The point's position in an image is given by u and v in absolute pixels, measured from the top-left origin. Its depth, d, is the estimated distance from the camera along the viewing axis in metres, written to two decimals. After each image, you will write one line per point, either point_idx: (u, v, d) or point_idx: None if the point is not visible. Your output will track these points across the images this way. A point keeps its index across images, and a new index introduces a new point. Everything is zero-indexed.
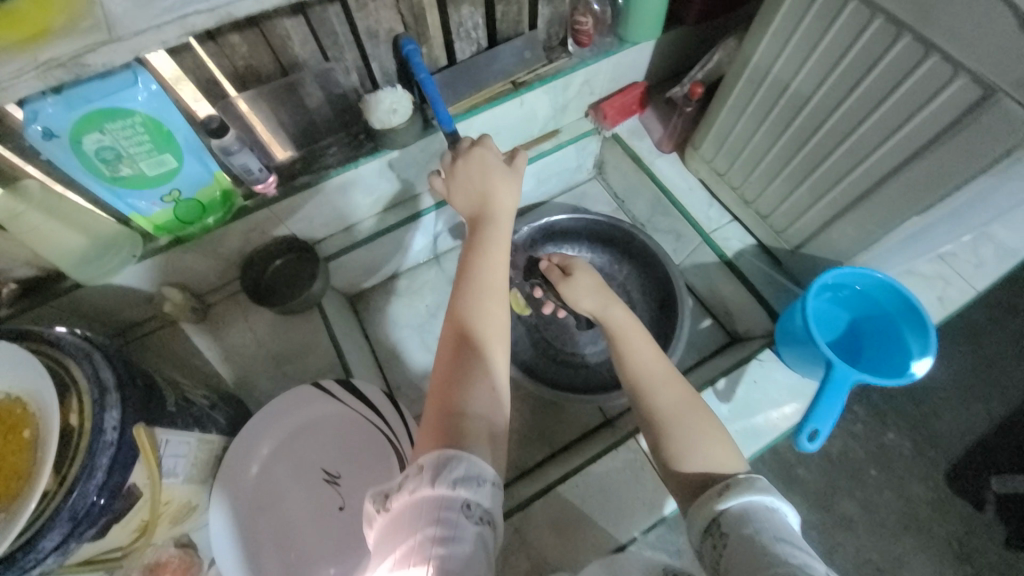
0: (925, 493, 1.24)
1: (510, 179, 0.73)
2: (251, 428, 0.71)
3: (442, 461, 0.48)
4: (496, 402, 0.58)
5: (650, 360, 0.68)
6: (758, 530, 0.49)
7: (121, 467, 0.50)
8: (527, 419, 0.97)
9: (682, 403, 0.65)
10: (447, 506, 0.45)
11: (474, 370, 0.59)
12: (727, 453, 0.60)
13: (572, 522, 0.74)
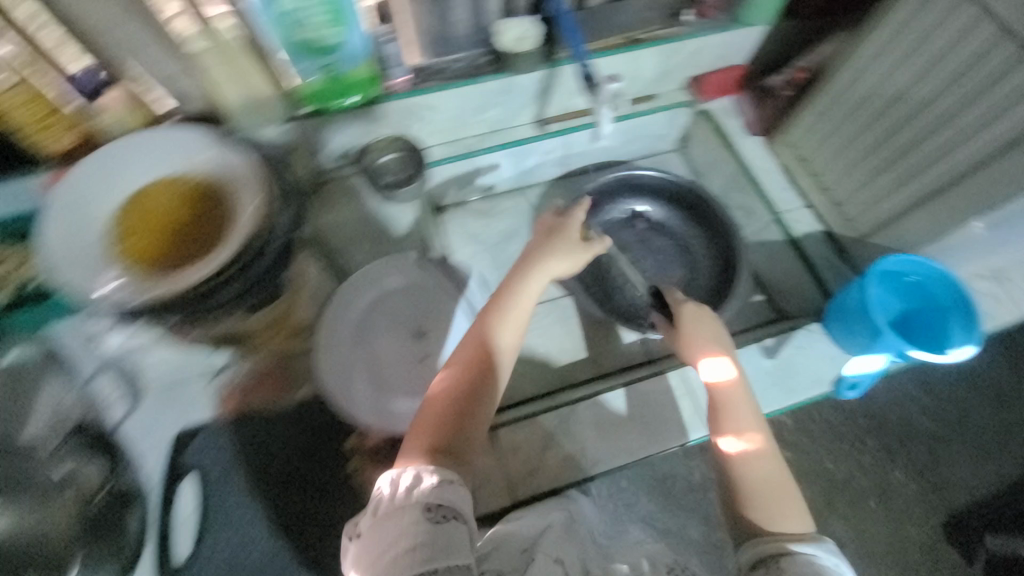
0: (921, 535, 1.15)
1: (560, 263, 0.73)
2: (361, 276, 0.87)
3: (407, 475, 0.52)
4: (476, 442, 0.61)
5: (748, 419, 0.70)
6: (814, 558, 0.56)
7: (276, 257, 0.73)
8: (574, 344, 1.01)
9: (769, 477, 0.65)
10: (412, 507, 0.49)
11: (473, 397, 0.61)
12: (798, 522, 0.61)
13: (612, 424, 0.83)
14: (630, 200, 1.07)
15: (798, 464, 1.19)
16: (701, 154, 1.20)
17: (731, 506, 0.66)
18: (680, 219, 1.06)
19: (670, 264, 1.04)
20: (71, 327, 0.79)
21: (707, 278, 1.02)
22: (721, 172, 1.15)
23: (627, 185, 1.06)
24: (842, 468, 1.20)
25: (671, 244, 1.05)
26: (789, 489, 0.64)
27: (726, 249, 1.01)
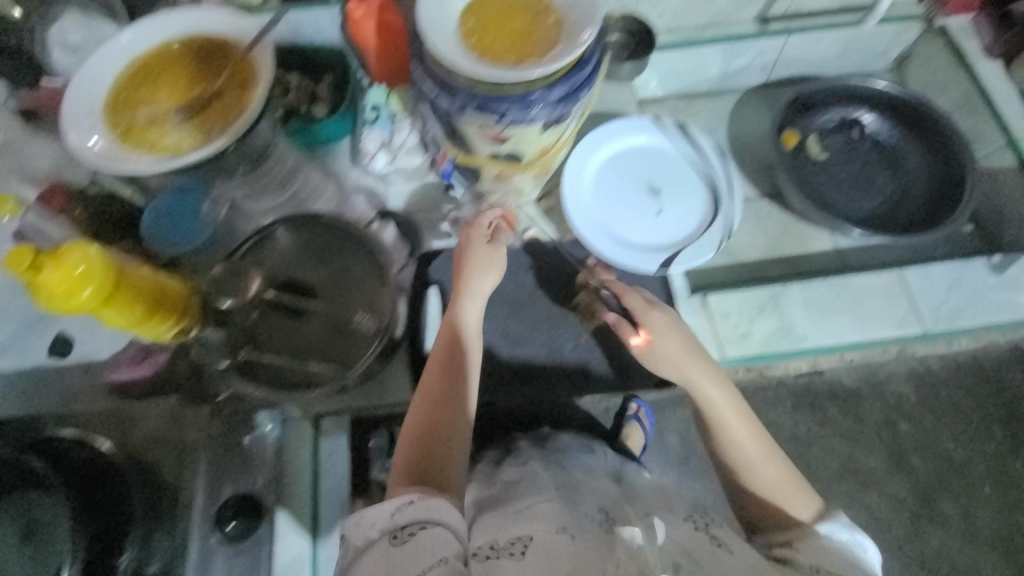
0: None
1: (487, 249, 0.78)
2: (598, 130, 0.85)
3: (374, 514, 0.57)
4: (464, 389, 0.69)
5: (668, 357, 0.72)
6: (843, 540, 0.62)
7: (576, 96, 0.64)
8: (772, 244, 1.00)
9: (783, 477, 0.69)
10: (377, 540, 0.55)
11: (450, 359, 0.71)
12: (809, 505, 0.67)
13: (829, 307, 0.84)
14: (849, 111, 1.04)
15: (915, 438, 1.19)
16: (920, 78, 1.09)
17: (749, 508, 0.70)
18: (903, 134, 1.02)
19: (879, 179, 1.01)
20: (373, 133, 0.87)
21: (921, 194, 0.98)
22: (945, 98, 1.05)
23: (850, 94, 1.03)
24: (961, 449, 1.19)
25: (881, 159, 1.02)
26: (793, 474, 0.70)
27: (956, 166, 0.97)
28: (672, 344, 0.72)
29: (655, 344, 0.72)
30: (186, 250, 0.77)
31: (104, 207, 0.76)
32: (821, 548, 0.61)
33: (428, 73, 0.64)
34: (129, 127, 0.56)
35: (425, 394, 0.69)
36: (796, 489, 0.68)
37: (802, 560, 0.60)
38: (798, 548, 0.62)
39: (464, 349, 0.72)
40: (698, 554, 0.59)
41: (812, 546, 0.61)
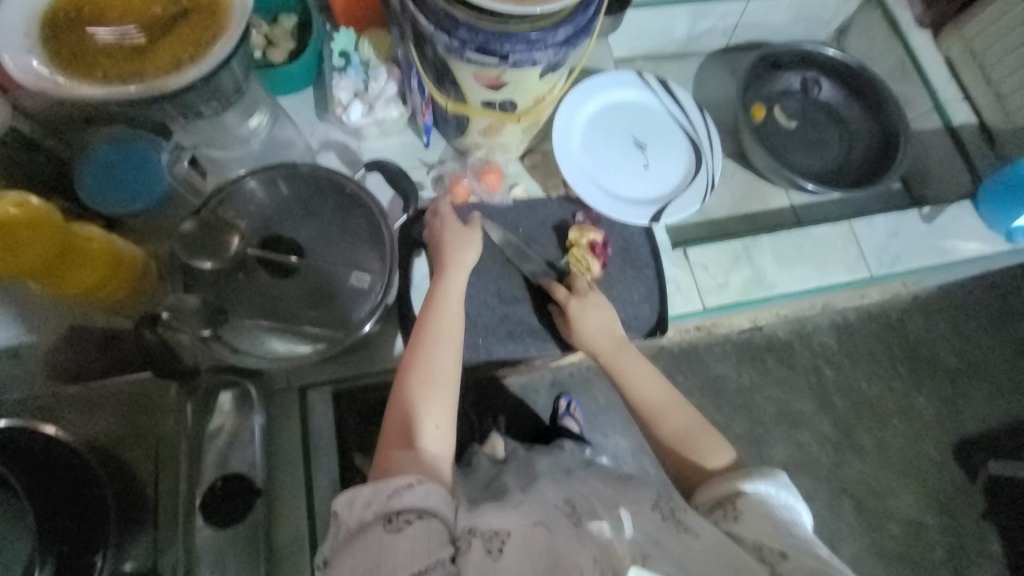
0: (933, 452, 1.19)
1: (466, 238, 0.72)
2: (587, 86, 0.85)
3: (371, 493, 0.48)
4: (449, 366, 0.61)
5: (592, 336, 0.73)
6: (768, 499, 0.54)
7: (579, 39, 0.61)
8: (736, 199, 1.04)
9: (689, 425, 0.65)
10: (373, 523, 0.46)
11: (434, 339, 0.63)
12: (724, 454, 0.62)
13: (792, 255, 0.91)
14: (803, 74, 1.11)
15: (837, 381, 1.23)
16: (859, 47, 1.18)
17: (663, 454, 0.65)
18: (848, 99, 1.11)
19: (829, 140, 1.09)
20: (345, 81, 0.81)
21: (862, 154, 1.07)
22: (881, 65, 1.15)
23: (804, 59, 1.10)
24: (874, 387, 1.24)
25: (829, 122, 1.11)
26: (704, 426, 0.65)
27: (892, 128, 1.06)
28: (600, 323, 0.74)
29: (581, 322, 0.74)
30: (143, 212, 0.66)
31: (25, 160, 0.64)
32: (761, 509, 0.53)
33: (425, 2, 0.59)
34: (75, 48, 0.47)
35: (410, 370, 0.60)
36: (707, 434, 0.63)
37: (743, 533, 0.52)
38: (738, 511, 0.54)
39: (446, 329, 0.64)
40: (663, 539, 0.51)
41: (752, 503, 0.54)
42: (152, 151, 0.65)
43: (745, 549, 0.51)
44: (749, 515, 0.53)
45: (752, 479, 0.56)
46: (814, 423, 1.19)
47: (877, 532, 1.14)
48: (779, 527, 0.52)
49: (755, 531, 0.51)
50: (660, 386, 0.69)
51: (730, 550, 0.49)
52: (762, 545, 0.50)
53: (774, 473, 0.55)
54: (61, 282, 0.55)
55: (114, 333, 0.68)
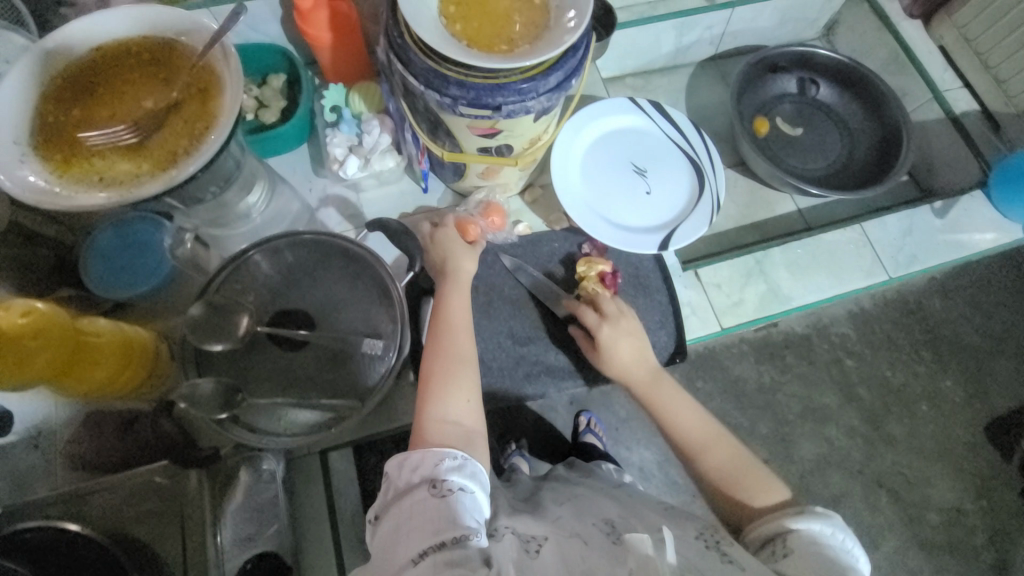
0: (964, 434, 1.18)
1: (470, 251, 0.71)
2: (582, 116, 0.84)
3: (418, 459, 0.49)
4: (465, 344, 0.63)
5: (622, 368, 0.69)
6: (821, 538, 0.50)
7: (572, 81, 0.61)
8: (741, 208, 1.03)
9: (734, 462, 0.61)
10: (418, 486, 0.47)
11: (449, 321, 0.64)
12: (778, 495, 0.58)
13: (805, 264, 0.90)
14: (797, 76, 1.10)
15: (860, 371, 1.20)
16: (849, 42, 1.17)
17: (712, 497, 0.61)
18: (844, 97, 1.10)
19: (829, 139, 1.08)
20: (339, 137, 0.81)
21: (864, 152, 1.06)
22: (873, 59, 1.13)
23: (796, 61, 1.09)
24: (898, 374, 1.21)
25: (828, 121, 1.09)
26: (754, 464, 0.61)
27: (892, 123, 1.04)
28: (634, 351, 0.70)
29: (610, 350, 0.70)
30: (148, 293, 0.66)
31: (27, 255, 0.63)
32: (812, 549, 0.49)
33: (413, 63, 0.58)
34: (69, 154, 0.47)
35: (431, 351, 0.62)
36: (755, 474, 0.59)
37: (789, 572, 0.48)
38: (787, 548, 0.50)
39: (457, 311, 0.66)
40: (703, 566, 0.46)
41: (803, 541, 0.50)
42: (156, 232, 0.66)
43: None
44: (798, 554, 0.49)
45: (804, 516, 0.52)
46: (841, 419, 1.17)
47: (913, 524, 1.13)
48: (833, 571, 0.46)
49: (804, 574, 0.47)
50: (700, 417, 0.65)
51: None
52: None
53: (828, 513, 0.50)
54: (75, 381, 0.55)
55: (131, 416, 0.65)
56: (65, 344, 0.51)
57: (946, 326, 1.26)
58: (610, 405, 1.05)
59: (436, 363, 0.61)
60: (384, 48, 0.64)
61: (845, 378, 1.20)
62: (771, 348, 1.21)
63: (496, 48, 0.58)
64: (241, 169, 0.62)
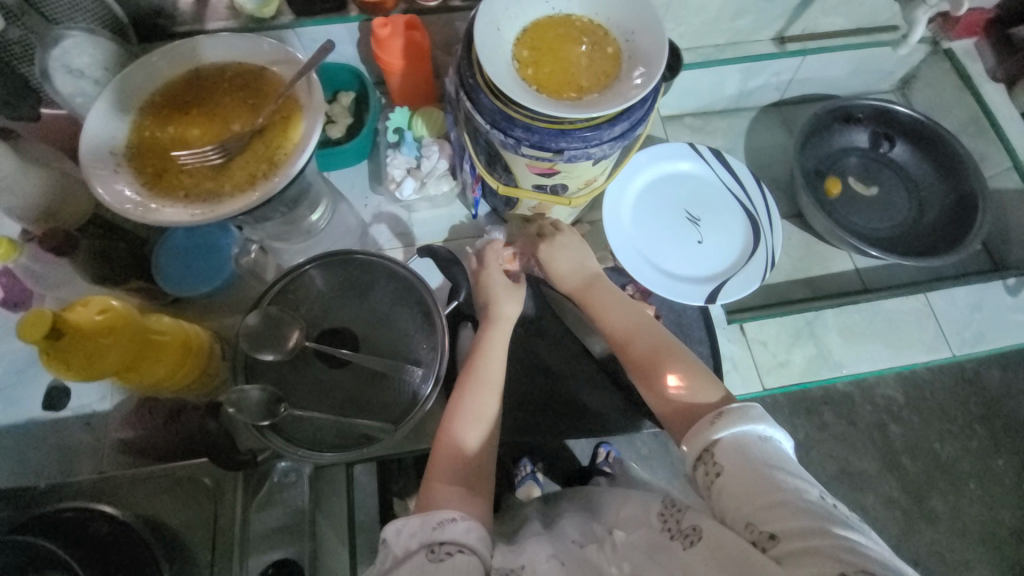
0: (1013, 521, 1.14)
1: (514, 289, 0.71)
2: (640, 158, 0.83)
3: (416, 524, 0.49)
4: (491, 402, 0.62)
5: (560, 274, 0.73)
6: (752, 456, 0.47)
7: (635, 132, 0.61)
8: (794, 261, 0.99)
9: (650, 351, 0.63)
10: (416, 551, 0.47)
11: (478, 375, 0.63)
12: (712, 389, 0.58)
13: (859, 330, 0.86)
14: (872, 131, 1.07)
15: (905, 439, 1.18)
16: (926, 98, 1.12)
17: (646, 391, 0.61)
18: (917, 157, 1.05)
19: (896, 200, 1.04)
20: (399, 159, 0.83)
21: (933, 216, 1.01)
22: (952, 119, 1.09)
23: (867, 115, 1.05)
24: (948, 447, 1.18)
25: (896, 180, 1.05)
26: (691, 359, 0.61)
27: (967, 189, 0.99)
28: (614, 299, 0.69)
29: (553, 259, 0.73)
30: (208, 293, 0.69)
31: (105, 247, 0.67)
32: (740, 460, 0.47)
33: (481, 103, 0.60)
34: (160, 168, 0.51)
35: (454, 404, 0.61)
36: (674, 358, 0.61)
37: (730, 500, 0.46)
38: (717, 464, 0.48)
39: (489, 364, 0.64)
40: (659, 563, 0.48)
41: (730, 456, 0.48)
42: (225, 237, 0.70)
43: (734, 530, 0.45)
44: (731, 481, 0.46)
45: (726, 424, 0.50)
46: (880, 489, 1.15)
47: None
48: (774, 496, 0.44)
49: (743, 506, 0.45)
50: (636, 316, 0.67)
51: (721, 544, 0.45)
52: (751, 524, 0.44)
53: (743, 414, 0.48)
54: (139, 378, 0.57)
55: (178, 406, 0.66)
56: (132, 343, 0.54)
57: (1001, 403, 1.21)
58: (636, 443, 1.05)
59: (461, 404, 0.61)
60: (454, 82, 0.66)
61: (888, 449, 1.18)
62: (809, 404, 1.18)
63: (564, 94, 0.59)
64: (307, 187, 0.65)
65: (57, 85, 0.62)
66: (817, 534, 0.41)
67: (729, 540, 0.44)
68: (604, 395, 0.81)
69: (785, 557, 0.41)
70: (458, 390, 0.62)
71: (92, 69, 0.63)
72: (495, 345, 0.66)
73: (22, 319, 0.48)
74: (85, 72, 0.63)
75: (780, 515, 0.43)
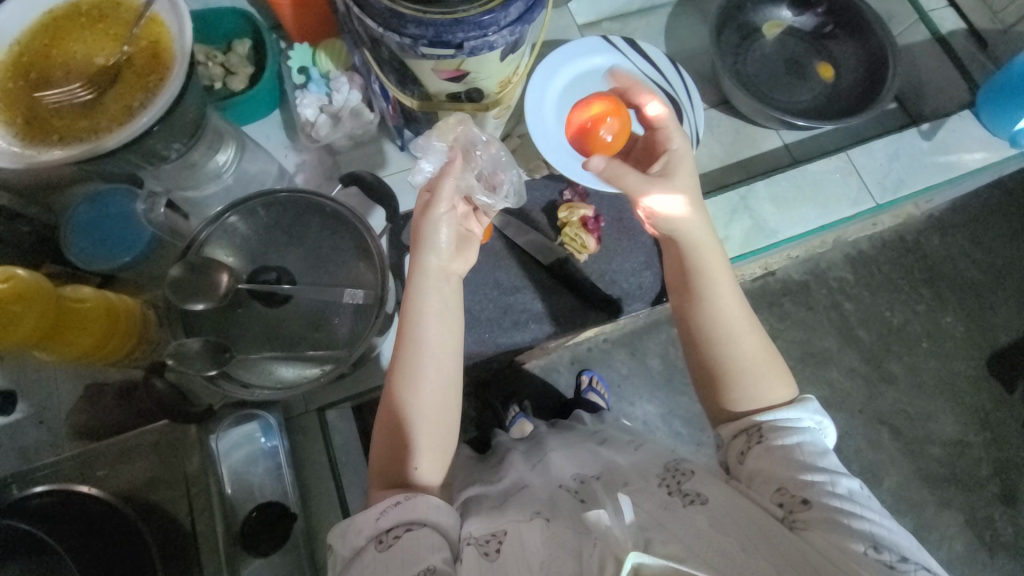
0: (966, 369, 1.24)
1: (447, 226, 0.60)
2: (557, 56, 0.85)
3: (359, 521, 0.51)
4: (429, 396, 0.57)
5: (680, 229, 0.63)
6: (798, 442, 0.53)
7: (534, 14, 0.60)
8: (729, 149, 1.01)
9: (756, 352, 0.60)
10: (365, 547, 0.49)
11: (413, 373, 0.57)
12: (783, 387, 0.59)
13: (791, 196, 0.91)
14: (796, 5, 1.06)
15: (860, 314, 1.26)
16: None
17: (702, 388, 0.61)
18: (829, 25, 1.06)
19: (811, 70, 1.06)
20: (309, 98, 0.80)
21: (850, 80, 1.03)
22: None
23: None
24: (899, 315, 1.27)
25: (813, 51, 1.07)
26: (770, 357, 0.60)
27: (877, 48, 1.01)
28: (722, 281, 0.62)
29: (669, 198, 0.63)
30: (129, 264, 0.66)
31: (8, 231, 0.63)
32: (784, 442, 0.54)
33: (370, 5, 0.57)
34: (28, 116, 0.47)
35: (389, 403, 0.57)
36: (766, 364, 0.59)
37: (761, 462, 0.53)
38: (762, 435, 0.55)
39: (427, 359, 0.58)
40: (666, 518, 0.47)
41: (776, 436, 0.54)
42: (129, 201, 0.68)
43: (764, 493, 0.52)
44: (761, 455, 0.54)
45: (773, 411, 0.57)
46: (842, 362, 1.23)
47: (918, 458, 1.19)
48: (803, 476, 0.51)
49: (769, 470, 0.52)
50: (737, 307, 0.61)
51: (729, 499, 0.50)
52: (783, 491, 0.51)
53: (801, 404, 0.55)
54: (65, 347, 0.55)
55: (128, 384, 0.70)
56: (49, 303, 0.53)
57: (942, 262, 1.30)
58: (609, 366, 1.18)
59: (398, 406, 0.57)
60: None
61: (846, 326, 1.25)
62: (770, 298, 1.25)
63: None
64: (204, 128, 0.61)
65: None
66: (841, 519, 0.47)
67: (738, 511, 0.48)
68: (560, 296, 0.84)
69: (808, 524, 0.48)
70: (395, 393, 0.57)
71: None
72: (429, 338, 0.58)
73: None
74: None
75: (809, 487, 0.50)
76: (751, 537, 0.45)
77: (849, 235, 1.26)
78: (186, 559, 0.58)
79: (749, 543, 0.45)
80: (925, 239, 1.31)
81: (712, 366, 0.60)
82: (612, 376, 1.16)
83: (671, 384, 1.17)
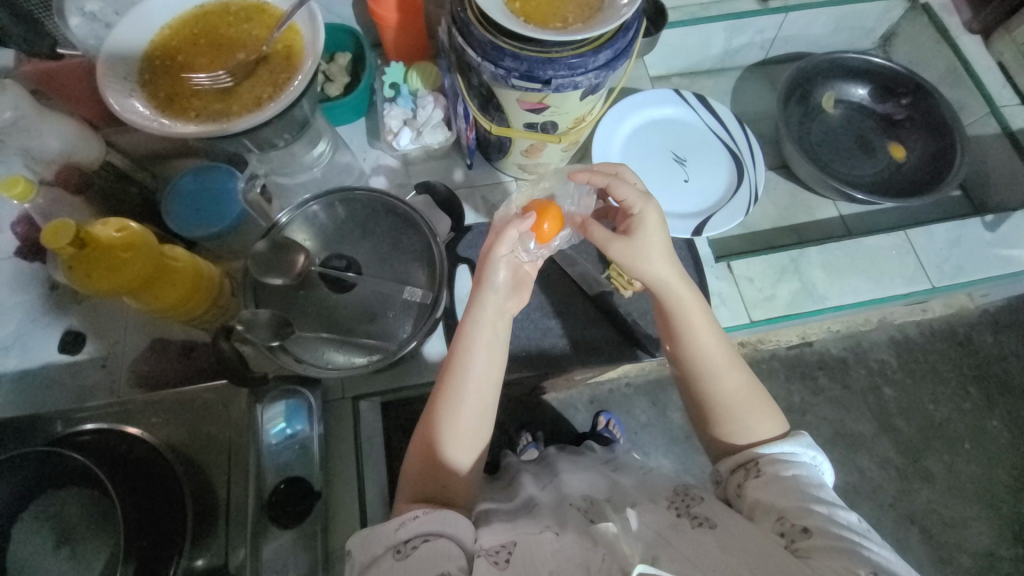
0: (1009, 479, 1.16)
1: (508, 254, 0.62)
2: (629, 103, 0.90)
3: (377, 532, 0.51)
4: (468, 419, 0.59)
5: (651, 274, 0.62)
6: (795, 473, 0.54)
7: (619, 63, 0.65)
8: (782, 212, 1.02)
9: (742, 387, 0.61)
10: (383, 556, 0.50)
11: (458, 393, 0.59)
12: (772, 422, 0.61)
13: (838, 266, 0.91)
14: (866, 85, 1.09)
15: (899, 402, 1.21)
16: (906, 54, 1.15)
17: (697, 419, 0.64)
18: (896, 108, 1.08)
19: (874, 149, 1.07)
20: (395, 111, 0.87)
21: (912, 164, 1.04)
22: (930, 72, 1.12)
23: (847, 69, 1.09)
24: (942, 409, 1.21)
25: (877, 131, 1.08)
26: (758, 390, 0.62)
27: (946, 135, 1.02)
28: (701, 318, 0.63)
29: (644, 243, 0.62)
30: (218, 233, 0.72)
31: (117, 191, 0.71)
32: (783, 473, 0.54)
33: (472, 36, 0.64)
34: (171, 93, 0.55)
35: (430, 421, 0.59)
36: (754, 398, 0.61)
37: (761, 495, 0.53)
38: (760, 470, 0.56)
39: (471, 383, 0.59)
40: (673, 537, 0.49)
41: (773, 467, 0.55)
42: (230, 180, 0.75)
43: (765, 524, 0.51)
44: (759, 489, 0.54)
45: (768, 444, 0.58)
46: (874, 447, 1.18)
47: (946, 565, 1.11)
48: (802, 506, 0.50)
49: (768, 502, 0.52)
50: (723, 343, 0.63)
51: (738, 533, 0.49)
52: (782, 520, 0.50)
53: (797, 437, 0.57)
54: (154, 299, 0.61)
55: (190, 344, 0.75)
56: (149, 258, 0.58)
57: (992, 361, 1.25)
58: (631, 410, 1.17)
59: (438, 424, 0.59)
60: (445, 24, 0.71)
61: (883, 410, 1.21)
62: (804, 368, 1.22)
63: (551, 24, 0.62)
64: (309, 126, 0.68)
65: (71, 26, 0.64)
66: (843, 547, 0.46)
67: (749, 543, 0.48)
68: (595, 328, 0.86)
69: (810, 551, 0.47)
70: (437, 404, 0.59)
71: (105, 13, 0.65)
72: (479, 366, 0.60)
73: (46, 227, 0.52)
74: (98, 15, 0.65)
75: (810, 516, 0.49)
76: (762, 563, 0.45)
77: (897, 317, 1.23)
78: (216, 527, 0.60)
79: (756, 564, 0.45)
80: (977, 335, 1.27)
81: (702, 400, 0.62)
82: (632, 421, 1.15)
83: (692, 440, 1.15)
